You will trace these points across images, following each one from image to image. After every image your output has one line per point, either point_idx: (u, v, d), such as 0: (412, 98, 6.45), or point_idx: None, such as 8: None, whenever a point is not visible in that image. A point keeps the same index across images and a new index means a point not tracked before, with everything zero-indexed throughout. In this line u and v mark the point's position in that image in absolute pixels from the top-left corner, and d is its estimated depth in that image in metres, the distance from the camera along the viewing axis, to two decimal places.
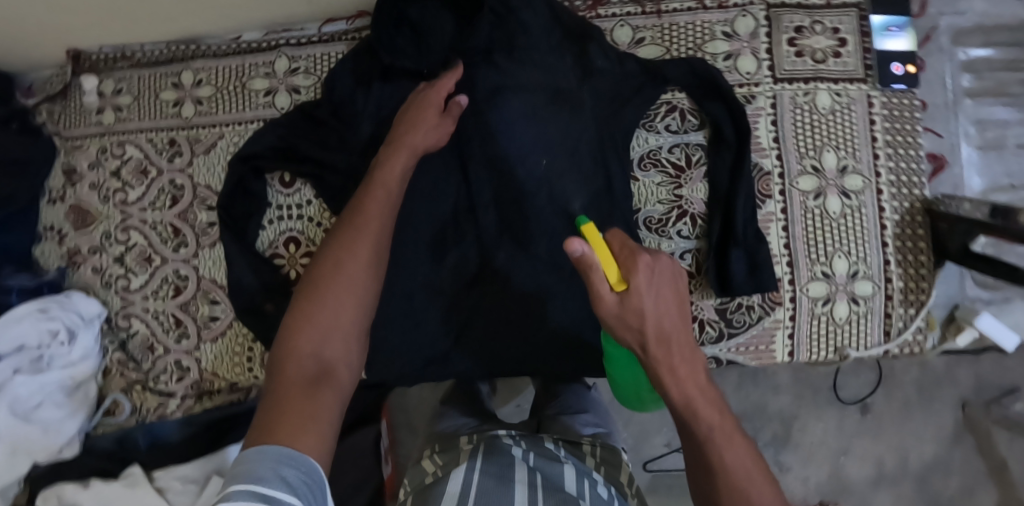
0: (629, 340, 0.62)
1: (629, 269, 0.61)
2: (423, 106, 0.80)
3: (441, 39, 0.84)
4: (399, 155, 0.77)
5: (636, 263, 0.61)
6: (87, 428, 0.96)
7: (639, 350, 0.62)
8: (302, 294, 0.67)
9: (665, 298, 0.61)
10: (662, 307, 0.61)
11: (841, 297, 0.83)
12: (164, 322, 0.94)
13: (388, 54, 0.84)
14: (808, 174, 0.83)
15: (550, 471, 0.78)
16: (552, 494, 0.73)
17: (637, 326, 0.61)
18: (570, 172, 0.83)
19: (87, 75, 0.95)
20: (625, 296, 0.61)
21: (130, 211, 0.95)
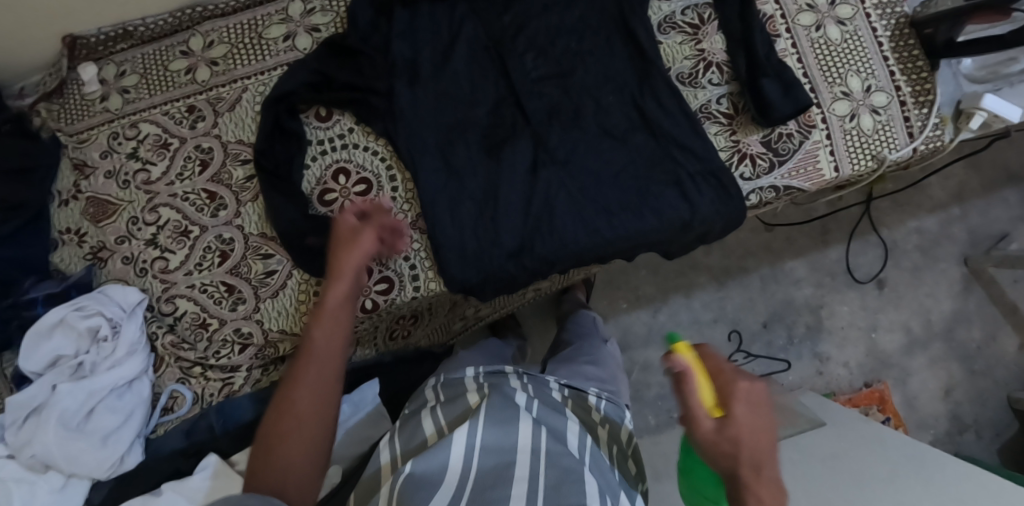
0: (723, 468, 0.57)
1: (725, 394, 0.59)
2: (347, 232, 0.76)
3: None
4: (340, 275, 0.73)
5: (737, 390, 0.60)
6: (146, 432, 0.89)
7: (731, 478, 0.57)
8: (265, 430, 0.64)
9: (767, 424, 0.58)
10: (760, 432, 0.58)
11: (864, 111, 0.90)
12: (214, 294, 0.88)
13: None
14: (805, 12, 0.92)
15: (553, 423, 0.81)
16: (551, 436, 0.76)
17: (732, 453, 0.57)
18: (602, 47, 0.87)
19: (85, 64, 0.92)
20: (727, 422, 0.58)
21: (156, 188, 0.90)
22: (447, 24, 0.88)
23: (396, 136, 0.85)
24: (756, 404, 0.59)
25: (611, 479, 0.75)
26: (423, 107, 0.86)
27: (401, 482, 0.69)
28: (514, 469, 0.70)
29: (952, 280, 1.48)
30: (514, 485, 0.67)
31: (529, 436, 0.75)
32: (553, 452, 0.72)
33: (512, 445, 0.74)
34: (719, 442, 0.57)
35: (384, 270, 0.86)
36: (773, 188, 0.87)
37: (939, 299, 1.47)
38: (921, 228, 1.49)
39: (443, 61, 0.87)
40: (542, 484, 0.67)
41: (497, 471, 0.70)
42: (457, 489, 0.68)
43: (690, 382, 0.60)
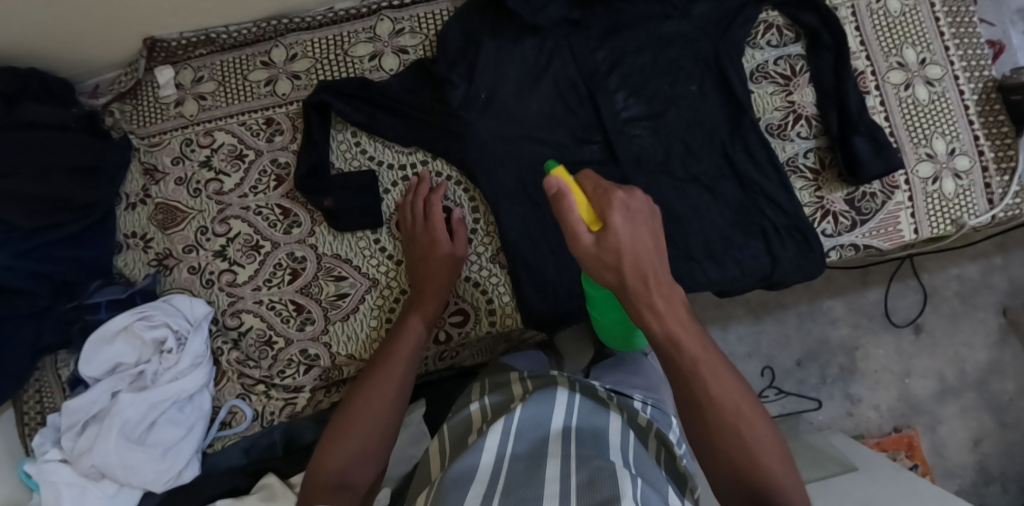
0: (610, 281, 0.61)
1: (602, 206, 0.59)
2: (437, 250, 0.81)
3: None
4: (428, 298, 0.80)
5: (612, 200, 0.59)
6: (203, 446, 0.86)
7: (622, 288, 0.60)
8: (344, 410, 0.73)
9: (642, 233, 0.59)
10: (638, 240, 0.59)
11: (946, 174, 0.90)
12: (282, 312, 0.87)
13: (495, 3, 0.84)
14: (895, 69, 0.91)
15: (597, 425, 0.71)
16: (586, 440, 0.66)
17: (615, 265, 0.59)
18: (693, 88, 0.86)
19: (162, 67, 0.90)
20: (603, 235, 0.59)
21: (228, 200, 0.88)
22: (539, 58, 0.86)
23: (481, 168, 0.84)
24: (633, 213, 0.60)
25: (663, 488, 0.63)
26: (508, 142, 0.84)
27: (437, 486, 0.62)
28: (545, 471, 0.61)
29: (990, 329, 1.47)
30: (546, 486, 0.58)
31: (558, 444, 0.66)
32: (585, 455, 0.62)
33: (544, 450, 0.65)
34: (599, 254, 0.59)
35: (459, 302, 0.86)
36: (854, 246, 0.87)
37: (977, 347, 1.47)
38: (962, 275, 1.49)
39: (533, 93, 0.85)
40: (574, 485, 0.57)
41: (525, 473, 0.61)
42: (490, 480, 0.60)
43: (566, 204, 0.59)
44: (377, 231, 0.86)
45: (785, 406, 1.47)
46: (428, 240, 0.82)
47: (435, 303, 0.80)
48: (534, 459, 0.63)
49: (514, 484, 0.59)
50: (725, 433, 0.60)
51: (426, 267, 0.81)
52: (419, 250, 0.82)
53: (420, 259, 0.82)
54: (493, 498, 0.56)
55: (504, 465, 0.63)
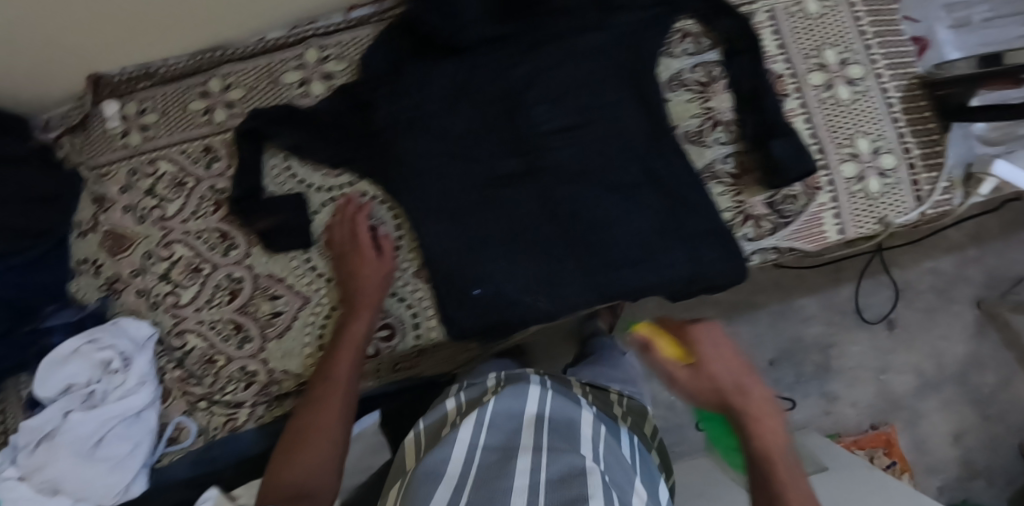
0: (713, 405, 0.73)
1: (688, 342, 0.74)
2: (365, 264, 0.86)
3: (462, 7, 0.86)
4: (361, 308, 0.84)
5: (689, 337, 0.74)
6: (151, 461, 0.91)
7: (720, 404, 0.72)
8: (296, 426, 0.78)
9: (727, 357, 0.73)
10: (721, 358, 0.73)
11: (871, 173, 0.90)
12: (223, 331, 0.91)
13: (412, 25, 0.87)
14: (815, 71, 0.91)
15: (569, 417, 0.78)
16: (558, 434, 0.73)
17: (711, 388, 0.72)
18: (608, 98, 0.87)
19: (107, 101, 0.94)
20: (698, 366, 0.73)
21: (171, 225, 0.93)
22: (460, 75, 0.88)
23: (403, 187, 0.87)
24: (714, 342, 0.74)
25: (629, 471, 0.72)
26: (430, 160, 0.87)
27: (412, 480, 0.67)
28: (515, 460, 0.67)
29: (969, 320, 1.43)
30: (518, 478, 0.63)
31: (531, 436, 0.72)
32: (559, 447, 0.69)
33: (513, 444, 0.70)
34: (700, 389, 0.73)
35: (386, 317, 0.89)
36: (775, 249, 0.88)
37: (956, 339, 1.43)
38: (936, 268, 1.44)
39: (451, 111, 0.88)
40: (547, 478, 0.62)
41: (500, 464, 0.67)
42: (460, 479, 0.65)
43: (653, 355, 0.76)
44: (307, 251, 0.90)
45: None
46: (357, 258, 0.86)
47: (368, 309, 0.84)
48: (505, 450, 0.68)
49: (487, 473, 0.65)
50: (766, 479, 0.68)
51: (356, 283, 0.85)
52: (347, 268, 0.86)
53: (351, 274, 0.86)
54: (461, 494, 0.61)
55: (473, 454, 0.69)
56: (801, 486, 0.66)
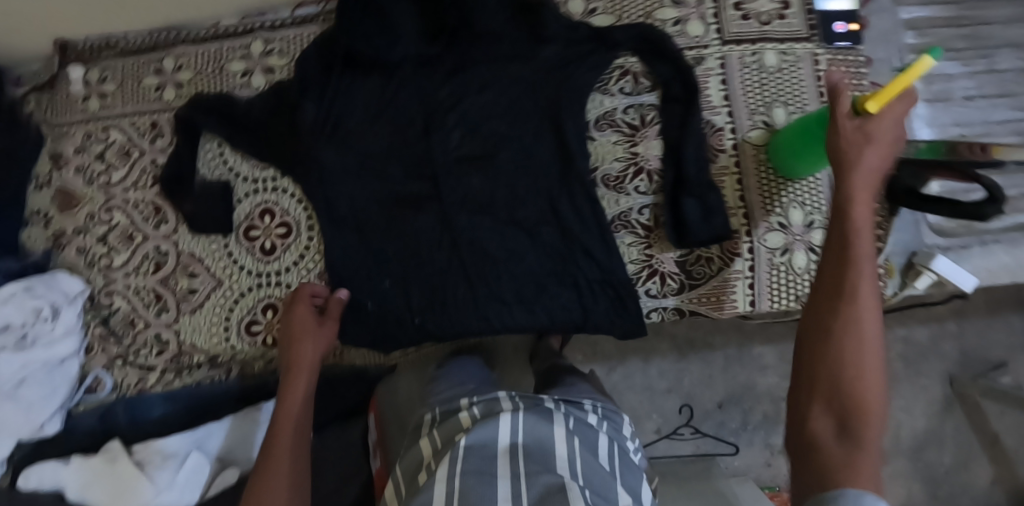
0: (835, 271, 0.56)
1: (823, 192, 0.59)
2: (302, 320, 0.86)
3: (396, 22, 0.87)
4: (305, 362, 0.84)
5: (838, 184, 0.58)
6: (69, 405, 0.99)
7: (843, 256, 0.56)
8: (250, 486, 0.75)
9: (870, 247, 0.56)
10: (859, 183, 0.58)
11: (798, 247, 0.84)
12: (145, 297, 0.97)
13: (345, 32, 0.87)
14: (759, 129, 0.86)
15: (543, 435, 0.80)
16: (537, 458, 0.77)
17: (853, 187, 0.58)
18: (527, 130, 0.86)
19: (73, 64, 0.99)
20: (869, 119, 0.59)
21: (114, 191, 0.98)
22: (388, 87, 0.89)
23: (315, 189, 0.89)
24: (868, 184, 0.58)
25: (607, 489, 0.76)
26: (347, 168, 0.89)
27: None
28: (494, 488, 0.73)
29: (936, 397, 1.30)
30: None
31: (507, 463, 0.76)
32: (533, 472, 0.74)
33: (491, 471, 0.75)
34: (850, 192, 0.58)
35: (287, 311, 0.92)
36: (675, 311, 0.85)
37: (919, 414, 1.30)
38: (909, 338, 1.32)
39: (377, 122, 0.90)
40: (527, 500, 0.71)
41: (478, 492, 0.72)
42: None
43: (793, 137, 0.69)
44: (226, 237, 0.94)
45: (699, 446, 1.39)
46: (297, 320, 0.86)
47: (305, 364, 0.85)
48: (484, 477, 0.73)
49: (469, 497, 0.71)
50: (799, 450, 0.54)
51: (294, 338, 0.85)
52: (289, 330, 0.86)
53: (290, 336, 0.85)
54: None
55: (455, 481, 0.73)
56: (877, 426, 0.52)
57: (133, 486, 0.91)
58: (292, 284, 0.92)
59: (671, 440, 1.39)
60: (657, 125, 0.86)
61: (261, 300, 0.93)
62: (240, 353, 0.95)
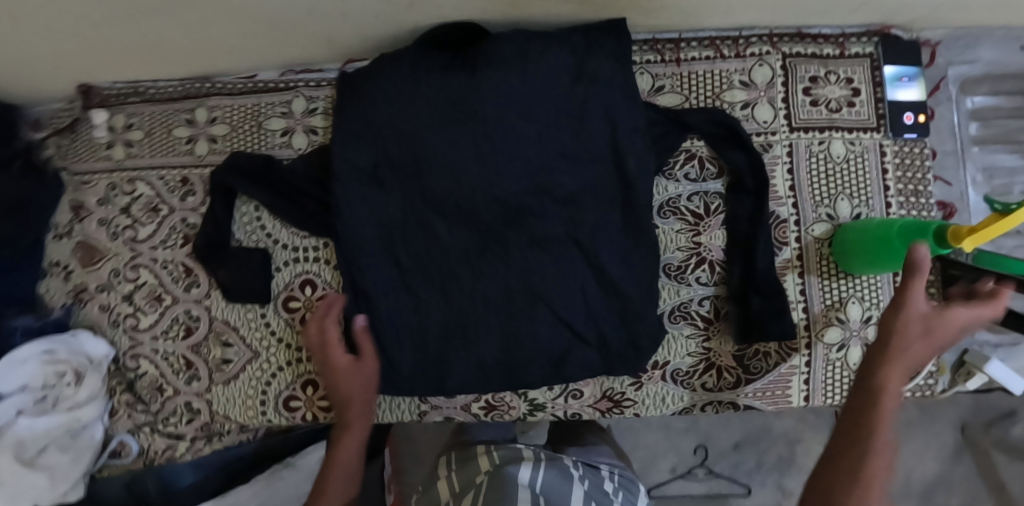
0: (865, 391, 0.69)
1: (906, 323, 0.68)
2: (349, 390, 0.83)
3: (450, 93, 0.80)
4: (353, 431, 0.83)
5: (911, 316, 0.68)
6: (92, 469, 0.94)
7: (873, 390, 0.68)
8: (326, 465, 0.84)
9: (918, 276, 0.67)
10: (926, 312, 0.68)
11: (855, 343, 0.84)
12: (174, 364, 0.92)
13: (390, 100, 0.82)
14: (822, 222, 0.84)
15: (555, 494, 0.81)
16: None
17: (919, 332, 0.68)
18: (588, 215, 0.82)
19: (97, 110, 0.93)
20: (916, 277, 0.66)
21: (140, 248, 0.93)
22: (434, 151, 0.82)
23: (360, 267, 0.85)
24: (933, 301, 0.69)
25: None
26: (387, 242, 0.85)
27: None
28: None
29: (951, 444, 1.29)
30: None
31: None
32: None
33: None
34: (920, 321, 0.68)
35: (328, 388, 0.88)
36: (731, 404, 0.84)
37: (931, 461, 1.29)
38: None
39: (423, 195, 0.83)
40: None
41: None
42: None
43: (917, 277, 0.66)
44: (264, 306, 0.89)
45: (712, 487, 1.31)
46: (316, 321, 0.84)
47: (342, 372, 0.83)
48: None
49: None
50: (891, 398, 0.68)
51: (348, 403, 0.83)
52: (339, 399, 0.84)
53: (329, 352, 0.83)
54: None
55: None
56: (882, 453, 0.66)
57: None
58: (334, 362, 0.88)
59: (683, 480, 1.30)
60: (723, 212, 0.84)
61: (301, 375, 0.89)
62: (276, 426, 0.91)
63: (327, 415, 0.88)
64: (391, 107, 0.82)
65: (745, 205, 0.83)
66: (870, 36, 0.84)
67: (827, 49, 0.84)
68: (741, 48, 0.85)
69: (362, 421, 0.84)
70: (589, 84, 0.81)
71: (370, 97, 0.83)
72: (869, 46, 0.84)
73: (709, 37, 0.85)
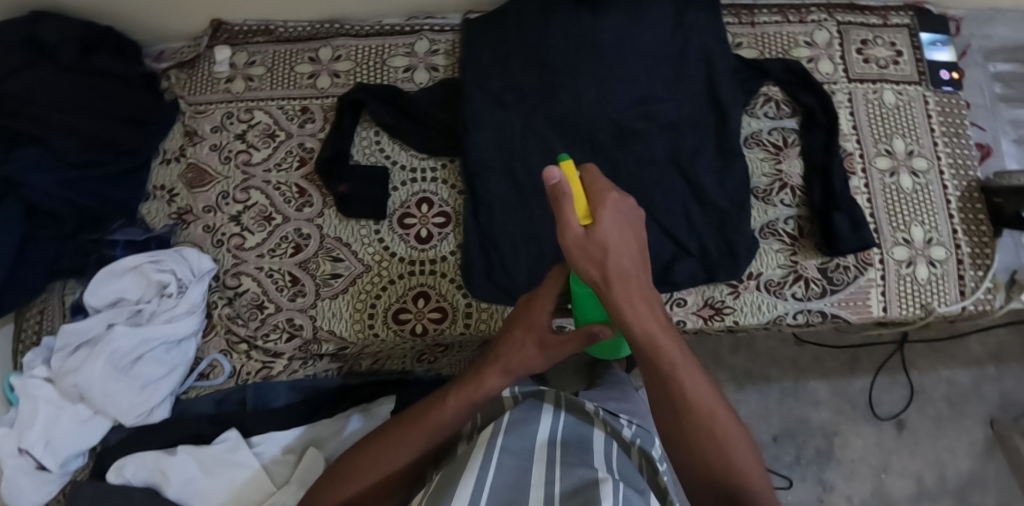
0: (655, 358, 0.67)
1: (625, 290, 0.64)
2: (533, 360, 0.78)
3: (565, 30, 0.90)
4: (448, 408, 0.79)
5: (603, 231, 0.63)
6: (178, 391, 0.93)
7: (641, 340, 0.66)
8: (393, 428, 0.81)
9: (627, 230, 0.64)
10: (623, 245, 0.64)
11: (921, 260, 0.94)
12: (278, 281, 0.93)
13: (511, 34, 0.92)
14: (883, 156, 0.97)
15: (582, 433, 0.77)
16: (572, 452, 0.69)
17: (599, 258, 0.63)
18: (688, 141, 0.92)
19: (222, 46, 1.00)
20: (590, 228, 0.62)
21: (254, 171, 0.97)
22: (554, 77, 0.90)
23: (479, 182, 0.91)
24: (619, 215, 0.65)
25: (639, 485, 0.70)
26: (506, 152, 0.91)
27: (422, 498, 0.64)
28: (532, 473, 0.65)
29: (981, 438, 1.39)
30: (531, 490, 0.61)
31: (545, 451, 0.69)
32: (569, 463, 0.66)
33: (532, 453, 0.69)
34: (594, 245, 0.62)
35: (440, 300, 0.91)
36: (820, 313, 0.91)
37: (963, 454, 1.39)
38: (953, 379, 1.43)
39: (543, 117, 0.90)
40: (558, 492, 0.60)
41: (518, 472, 0.64)
42: (476, 489, 0.61)
43: (564, 203, 0.63)
44: (378, 223, 0.93)
45: None
46: (585, 257, 0.63)
47: (522, 350, 0.78)
48: (525, 461, 0.66)
49: (507, 483, 0.62)
50: (696, 425, 0.68)
51: (511, 353, 0.79)
52: (511, 350, 0.79)
53: (607, 284, 0.63)
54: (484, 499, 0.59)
55: (495, 456, 0.67)
56: (730, 440, 0.69)
57: (251, 481, 0.87)
58: (447, 274, 0.92)
59: None
60: (802, 143, 0.95)
61: (412, 288, 0.91)
62: (381, 343, 0.92)
63: (438, 327, 0.90)
64: (513, 38, 0.92)
65: (821, 138, 0.94)
66: (907, 10, 1.01)
67: (873, 19, 1.01)
68: (803, 16, 1.00)
69: (505, 376, 0.79)
70: (689, 27, 0.92)
71: (497, 31, 0.92)
72: (906, 18, 1.01)
73: (777, 6, 1.00)
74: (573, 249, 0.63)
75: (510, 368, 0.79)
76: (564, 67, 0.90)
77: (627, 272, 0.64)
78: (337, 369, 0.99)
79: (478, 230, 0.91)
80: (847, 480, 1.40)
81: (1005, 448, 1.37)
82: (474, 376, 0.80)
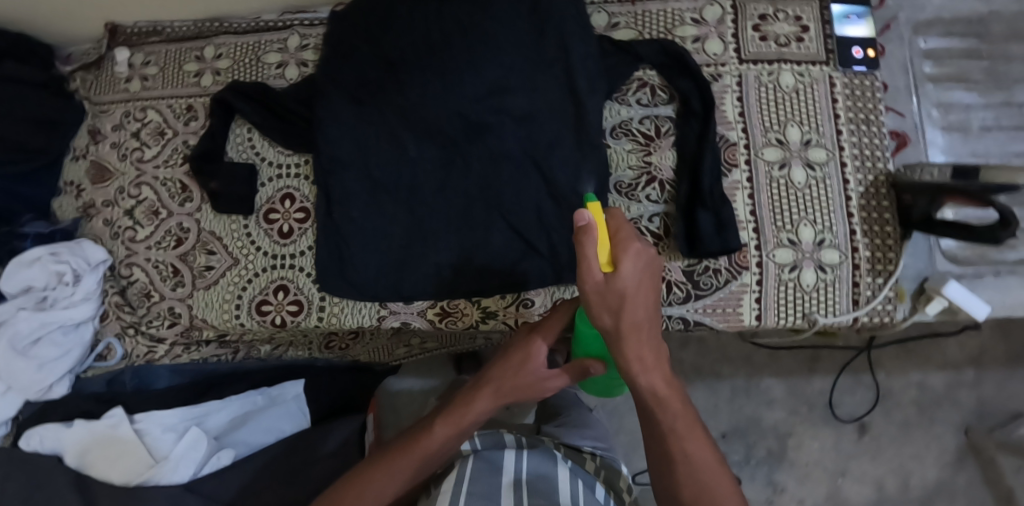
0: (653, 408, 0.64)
1: (635, 340, 0.60)
2: (528, 388, 0.78)
3: (411, 19, 0.88)
4: (434, 437, 0.78)
5: (627, 281, 0.58)
6: (80, 369, 1.03)
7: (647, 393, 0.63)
8: (381, 454, 0.80)
9: (649, 284, 0.59)
10: (641, 294, 0.59)
11: (808, 264, 0.84)
12: (163, 271, 0.99)
13: (365, 27, 0.90)
14: (772, 146, 0.86)
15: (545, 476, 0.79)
16: None
17: (617, 307, 0.58)
18: (545, 134, 0.86)
19: (120, 48, 1.05)
20: (610, 276, 0.58)
21: (144, 168, 1.02)
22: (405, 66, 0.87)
23: (335, 179, 0.90)
24: (644, 263, 0.59)
25: None
26: (359, 144, 0.89)
27: None
28: None
29: (952, 446, 1.19)
30: None
31: None
32: None
33: None
34: (614, 294, 0.58)
35: (297, 293, 0.93)
36: (679, 320, 0.85)
37: (931, 463, 1.19)
38: (923, 384, 1.22)
39: (395, 112, 0.88)
40: None
41: None
42: None
43: (589, 243, 0.57)
44: (247, 218, 0.96)
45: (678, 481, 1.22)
46: (602, 305, 0.59)
47: (517, 381, 0.77)
48: None
49: None
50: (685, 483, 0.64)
51: (502, 381, 0.78)
52: (504, 374, 0.78)
53: (618, 334, 0.60)
54: None
55: None
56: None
57: (135, 457, 0.94)
58: (304, 269, 0.94)
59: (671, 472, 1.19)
60: (676, 133, 0.88)
61: (273, 281, 0.94)
62: (249, 331, 0.97)
63: (296, 319, 0.93)
64: (364, 32, 0.90)
65: (694, 129, 0.86)
66: None
67: None
68: None
69: (493, 402, 0.79)
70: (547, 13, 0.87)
71: (350, 24, 0.92)
72: None
73: None
74: (591, 295, 0.58)
75: (499, 397, 0.79)
76: (410, 56, 0.87)
77: (644, 323, 0.60)
78: (229, 354, 1.07)
79: (330, 229, 0.91)
80: (800, 483, 1.20)
81: (981, 461, 1.18)
82: (462, 401, 0.80)
